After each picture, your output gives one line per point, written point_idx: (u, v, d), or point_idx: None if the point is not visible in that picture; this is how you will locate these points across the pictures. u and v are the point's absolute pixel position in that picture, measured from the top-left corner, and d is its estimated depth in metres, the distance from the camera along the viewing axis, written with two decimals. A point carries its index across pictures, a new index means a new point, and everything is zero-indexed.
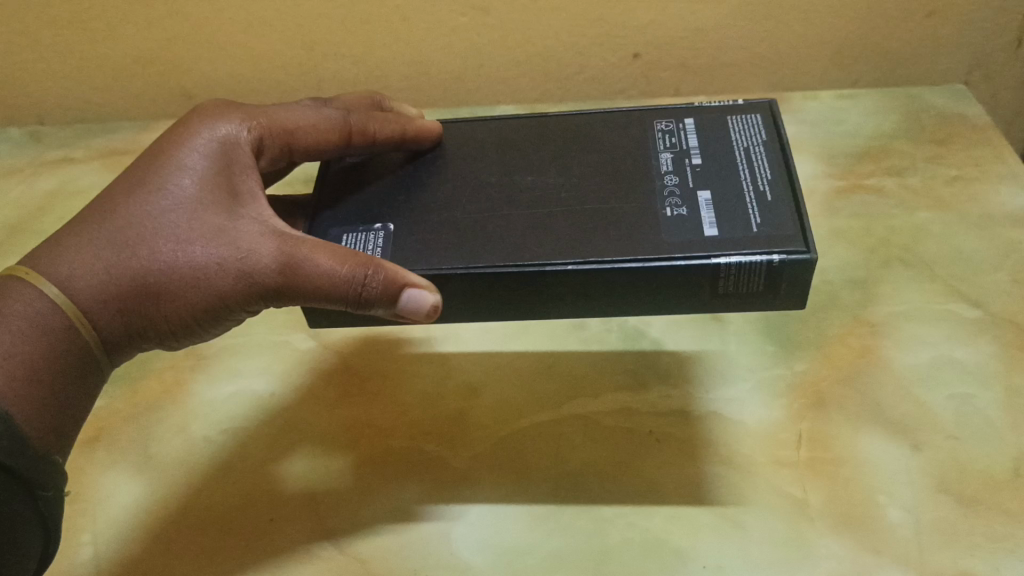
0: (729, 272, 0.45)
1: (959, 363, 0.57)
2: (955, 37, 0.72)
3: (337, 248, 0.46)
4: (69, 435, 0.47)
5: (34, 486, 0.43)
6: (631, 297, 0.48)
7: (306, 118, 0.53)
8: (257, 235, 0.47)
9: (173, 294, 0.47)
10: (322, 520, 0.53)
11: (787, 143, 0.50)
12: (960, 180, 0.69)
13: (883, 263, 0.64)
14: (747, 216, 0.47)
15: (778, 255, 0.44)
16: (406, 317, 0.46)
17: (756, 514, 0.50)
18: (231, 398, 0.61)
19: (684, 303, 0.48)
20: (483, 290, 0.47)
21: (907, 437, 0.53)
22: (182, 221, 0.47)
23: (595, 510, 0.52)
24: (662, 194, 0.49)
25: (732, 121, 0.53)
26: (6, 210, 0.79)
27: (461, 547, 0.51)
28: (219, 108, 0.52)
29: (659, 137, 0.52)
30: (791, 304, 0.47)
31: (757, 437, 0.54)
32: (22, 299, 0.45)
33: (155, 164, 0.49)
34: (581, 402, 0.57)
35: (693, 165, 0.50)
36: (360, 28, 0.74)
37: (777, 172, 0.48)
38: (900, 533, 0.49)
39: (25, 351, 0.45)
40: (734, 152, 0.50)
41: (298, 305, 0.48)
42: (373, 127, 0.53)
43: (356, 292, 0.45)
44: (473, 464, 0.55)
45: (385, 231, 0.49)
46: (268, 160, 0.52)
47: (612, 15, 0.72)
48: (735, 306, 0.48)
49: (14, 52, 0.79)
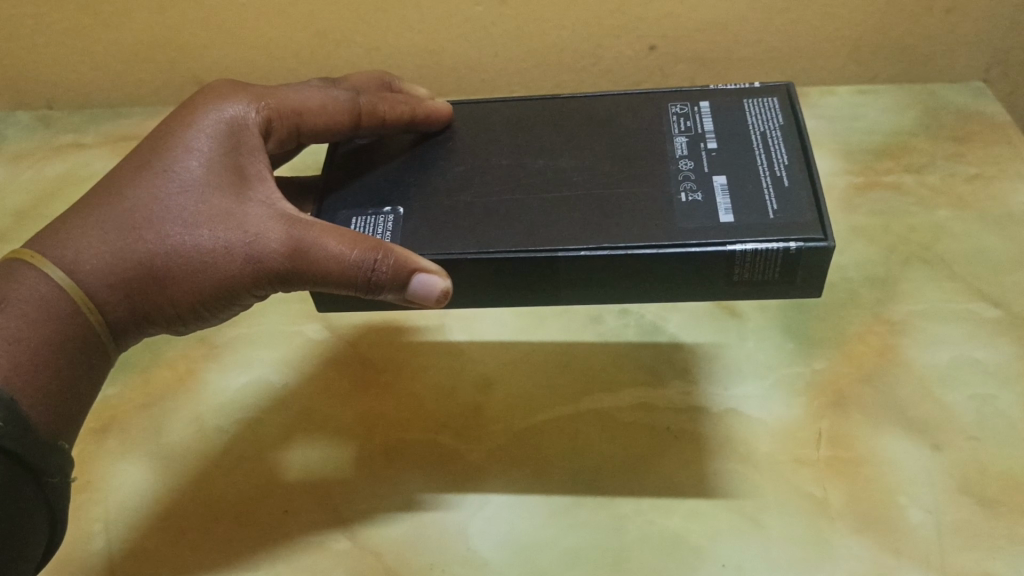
0: (745, 260, 0.45)
1: (979, 363, 0.56)
2: (975, 34, 0.72)
3: (346, 232, 0.45)
4: (75, 420, 0.46)
5: (40, 472, 0.43)
6: (645, 285, 0.47)
7: (315, 98, 0.52)
8: (265, 219, 0.46)
9: (180, 278, 0.46)
10: (334, 511, 0.53)
11: (805, 128, 0.49)
12: (979, 178, 0.68)
13: (902, 262, 0.63)
14: (764, 202, 0.46)
15: (795, 242, 0.44)
16: (416, 302, 0.46)
17: (775, 512, 0.50)
18: (242, 387, 0.60)
19: (697, 291, 0.47)
20: (494, 275, 0.47)
21: (927, 437, 0.53)
22: (189, 203, 0.46)
23: (613, 506, 0.51)
24: (677, 179, 0.48)
25: (747, 104, 0.52)
26: (14, 195, 0.78)
27: (478, 540, 0.50)
28: (226, 89, 0.51)
29: (674, 121, 0.52)
30: (806, 293, 0.46)
31: (776, 436, 0.54)
32: (27, 283, 0.45)
33: (162, 145, 0.48)
34: (596, 397, 0.57)
35: (708, 150, 0.49)
36: (374, 15, 0.74)
37: (794, 157, 0.48)
38: (922, 533, 0.49)
39: (29, 336, 0.44)
40: (751, 136, 0.50)
41: (307, 289, 0.47)
42: (383, 108, 0.52)
43: (366, 276, 0.44)
44: (486, 455, 0.54)
45: (395, 215, 0.49)
46: (275, 142, 0.51)
47: (629, 6, 0.71)
48: (750, 295, 0.47)
49: (24, 35, 0.78)
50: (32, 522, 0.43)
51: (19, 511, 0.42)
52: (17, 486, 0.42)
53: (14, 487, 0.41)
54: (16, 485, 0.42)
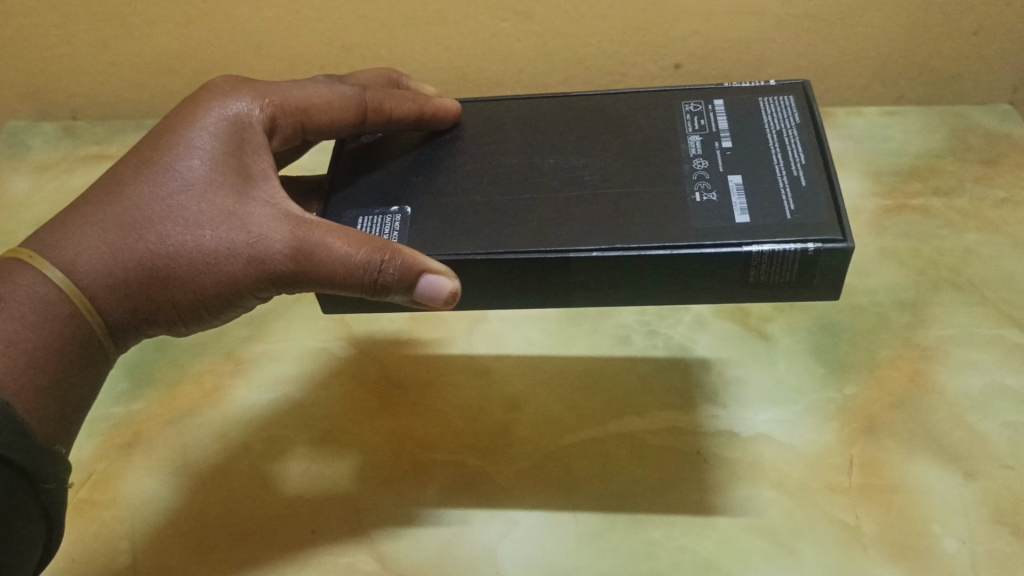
0: (762, 261, 0.43)
1: (1011, 390, 0.56)
2: (1004, 56, 0.71)
3: (353, 232, 0.44)
4: (70, 421, 0.46)
5: (38, 479, 0.42)
6: (657, 286, 0.45)
7: (320, 94, 0.51)
8: (269, 219, 0.45)
9: (181, 279, 0.46)
10: (361, 527, 0.53)
11: (822, 126, 0.48)
12: (1008, 202, 0.67)
13: (932, 285, 0.63)
14: (781, 202, 0.44)
15: (813, 244, 0.42)
16: (424, 304, 0.45)
17: (809, 540, 0.49)
18: (267, 404, 0.60)
19: (712, 291, 0.46)
20: (505, 277, 0.46)
21: (960, 466, 0.52)
22: (191, 203, 0.46)
23: (644, 531, 0.51)
24: (691, 178, 0.47)
25: (763, 102, 0.50)
26: (39, 205, 0.78)
27: (508, 565, 0.50)
28: (229, 85, 0.50)
29: (687, 119, 0.50)
30: (823, 294, 0.45)
31: (809, 461, 0.53)
32: (25, 284, 0.44)
33: (164, 144, 0.48)
34: (624, 420, 0.56)
35: (723, 148, 0.48)
36: (399, 30, 0.74)
37: (811, 156, 0.46)
38: (956, 564, 0.48)
39: (26, 338, 0.44)
40: (766, 135, 0.48)
41: (311, 291, 0.46)
42: (390, 105, 0.51)
43: (373, 278, 0.44)
44: (517, 480, 0.54)
45: (402, 215, 0.47)
46: (280, 140, 0.51)
47: (656, 23, 0.71)
48: (765, 297, 0.46)
49: (51, 46, 0.78)
50: (28, 528, 0.43)
51: (15, 519, 0.41)
52: (14, 493, 0.41)
53: (10, 495, 0.41)
54: (12, 493, 0.41)
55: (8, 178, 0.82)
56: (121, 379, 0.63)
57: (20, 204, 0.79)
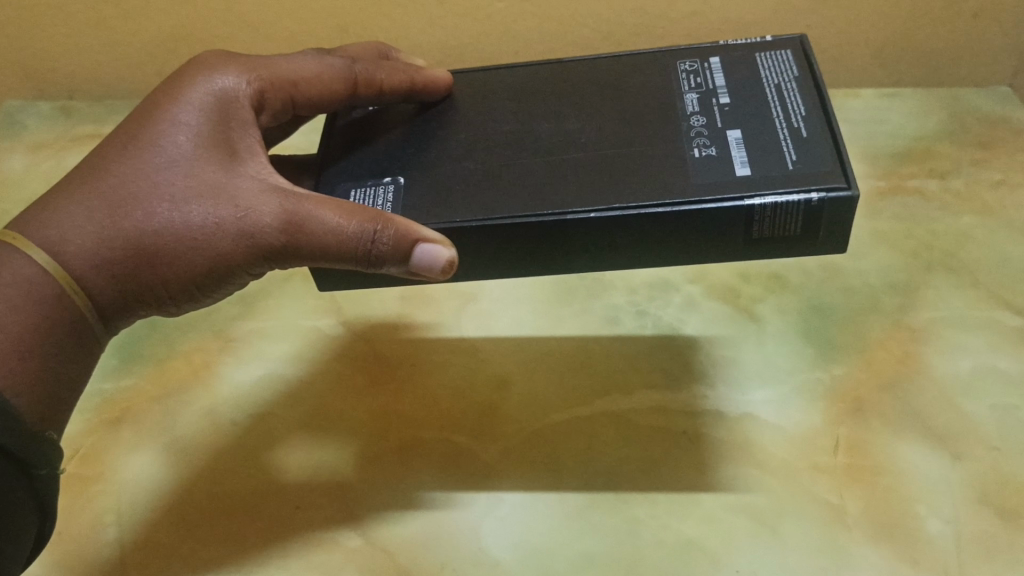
0: (765, 213, 0.43)
1: (1001, 372, 0.55)
2: (1002, 37, 0.71)
3: (344, 204, 0.44)
4: (64, 402, 0.46)
5: (30, 466, 0.42)
6: (658, 248, 0.45)
7: (309, 68, 0.51)
8: (258, 193, 0.45)
9: (170, 256, 0.45)
10: (347, 503, 0.53)
11: (821, 78, 0.47)
12: (1004, 184, 0.67)
13: (925, 268, 0.62)
14: (782, 152, 0.44)
15: (817, 193, 0.42)
16: (420, 275, 0.45)
17: (793, 520, 0.49)
18: (257, 381, 0.60)
19: (717, 249, 0.45)
20: (502, 243, 0.45)
21: (947, 447, 0.52)
22: (178, 179, 0.46)
23: (627, 508, 0.51)
24: (689, 135, 0.46)
25: (761, 58, 0.50)
26: (35, 183, 0.79)
27: (491, 542, 0.50)
28: (216, 59, 0.50)
29: (684, 78, 0.50)
30: (830, 246, 0.45)
31: (792, 441, 0.53)
32: (11, 267, 0.44)
33: (150, 120, 0.48)
34: (611, 400, 0.56)
35: (721, 105, 0.47)
36: (394, 10, 0.74)
37: (811, 106, 0.46)
38: (939, 544, 0.48)
39: (13, 323, 0.44)
40: (765, 89, 0.48)
41: (304, 265, 0.46)
42: (381, 77, 0.51)
43: (365, 249, 0.43)
44: (504, 458, 0.54)
45: (395, 185, 0.47)
46: (269, 115, 0.51)
47: (652, 4, 0.71)
48: (772, 251, 0.45)
49: (46, 24, 0.78)
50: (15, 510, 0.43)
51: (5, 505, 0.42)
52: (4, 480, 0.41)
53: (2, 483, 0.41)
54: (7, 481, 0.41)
55: (3, 156, 0.82)
56: (111, 356, 0.63)
57: (16, 182, 0.79)
